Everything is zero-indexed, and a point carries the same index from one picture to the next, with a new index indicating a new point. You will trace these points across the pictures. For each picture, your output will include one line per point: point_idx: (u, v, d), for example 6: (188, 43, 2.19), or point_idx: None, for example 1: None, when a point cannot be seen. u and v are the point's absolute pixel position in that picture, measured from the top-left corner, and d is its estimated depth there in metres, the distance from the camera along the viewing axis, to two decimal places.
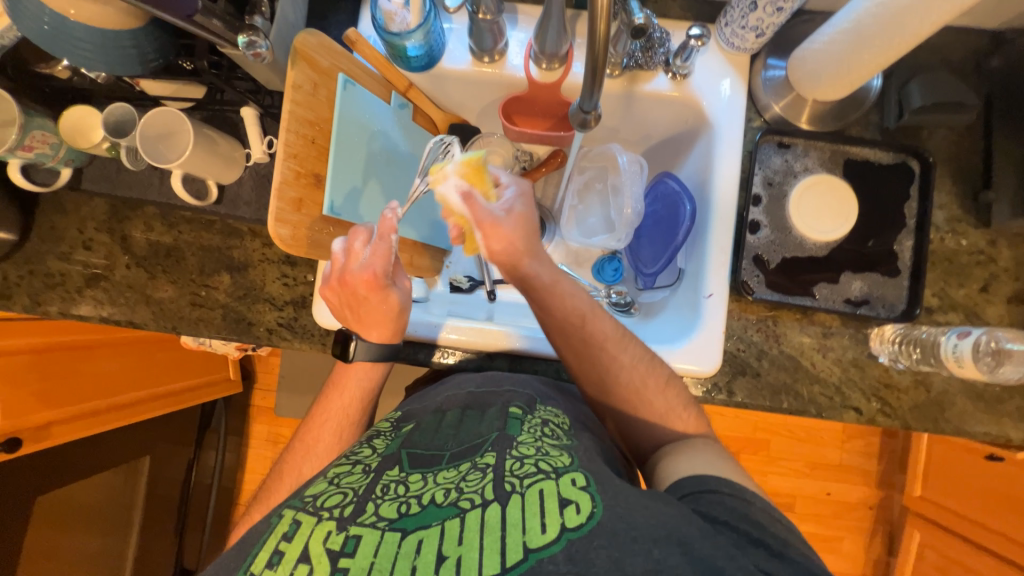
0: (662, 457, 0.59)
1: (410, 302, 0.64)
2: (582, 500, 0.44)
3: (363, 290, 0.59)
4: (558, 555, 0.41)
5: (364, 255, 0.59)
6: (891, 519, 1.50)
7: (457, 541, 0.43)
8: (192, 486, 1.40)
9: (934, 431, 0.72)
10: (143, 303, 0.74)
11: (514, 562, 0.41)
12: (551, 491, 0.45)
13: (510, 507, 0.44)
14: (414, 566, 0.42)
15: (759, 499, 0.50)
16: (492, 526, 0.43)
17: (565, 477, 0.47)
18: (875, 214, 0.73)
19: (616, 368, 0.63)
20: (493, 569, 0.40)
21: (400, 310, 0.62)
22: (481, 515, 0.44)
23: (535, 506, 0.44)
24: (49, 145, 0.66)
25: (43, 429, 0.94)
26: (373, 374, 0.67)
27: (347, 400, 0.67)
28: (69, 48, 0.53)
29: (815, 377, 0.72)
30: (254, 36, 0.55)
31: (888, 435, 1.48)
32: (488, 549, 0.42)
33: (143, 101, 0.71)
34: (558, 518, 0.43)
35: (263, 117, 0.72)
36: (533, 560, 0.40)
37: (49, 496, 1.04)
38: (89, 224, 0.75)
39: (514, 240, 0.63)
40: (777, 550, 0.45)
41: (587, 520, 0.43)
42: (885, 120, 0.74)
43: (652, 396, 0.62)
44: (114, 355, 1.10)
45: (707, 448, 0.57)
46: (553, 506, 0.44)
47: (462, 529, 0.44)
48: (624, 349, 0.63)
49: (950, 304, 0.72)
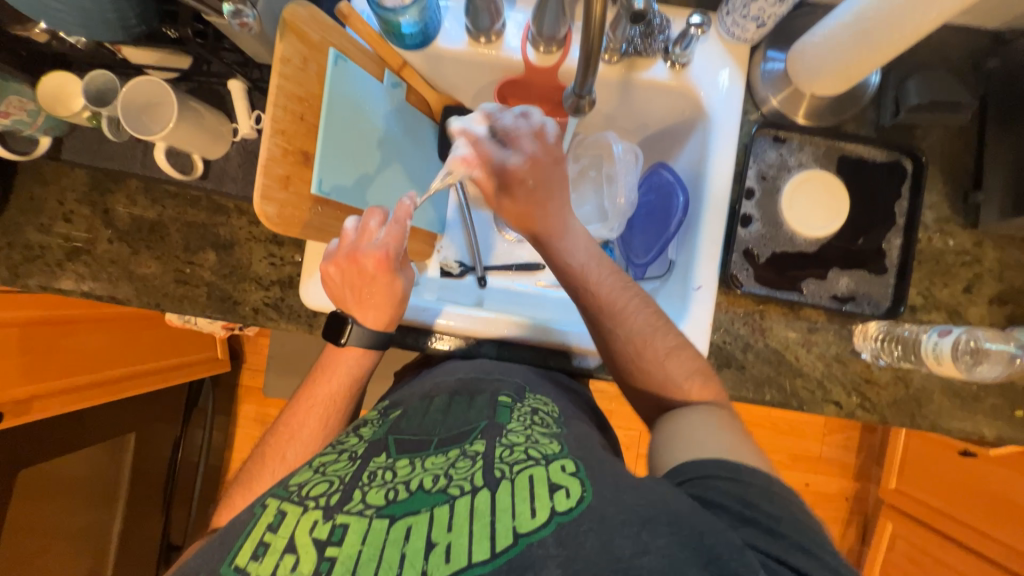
0: (664, 435, 0.57)
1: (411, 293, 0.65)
2: (571, 485, 0.45)
3: (372, 269, 0.60)
4: (548, 539, 0.41)
5: (377, 236, 0.60)
6: (866, 511, 1.54)
7: (447, 528, 0.43)
8: (178, 465, 1.40)
9: (911, 427, 0.73)
10: (125, 279, 0.73)
11: (503, 547, 0.41)
12: (541, 477, 0.46)
13: (499, 493, 0.44)
14: (403, 553, 0.42)
15: (756, 476, 0.48)
16: (481, 512, 0.43)
17: (554, 463, 0.47)
18: (865, 211, 0.73)
19: (632, 329, 0.62)
20: (484, 554, 0.41)
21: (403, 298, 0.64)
22: (470, 502, 0.44)
23: (525, 491, 0.44)
24: (26, 112, 0.65)
25: (23, 404, 0.93)
26: (362, 361, 0.65)
27: (336, 382, 0.66)
28: (44, 8, 0.51)
29: (798, 372, 0.73)
30: (240, 4, 0.53)
31: (867, 430, 1.52)
32: (478, 535, 0.42)
33: (126, 70, 0.69)
34: (548, 502, 0.43)
35: (251, 92, 0.70)
36: (522, 546, 0.41)
37: (32, 469, 1.02)
38: (70, 196, 0.73)
39: (539, 199, 0.65)
40: (769, 527, 0.44)
41: (576, 505, 0.43)
42: (881, 117, 0.74)
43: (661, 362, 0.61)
44: (97, 330, 1.08)
45: (703, 422, 0.55)
46: (543, 491, 0.44)
47: (451, 516, 0.44)
48: (641, 309, 0.63)
49: (933, 303, 0.73)
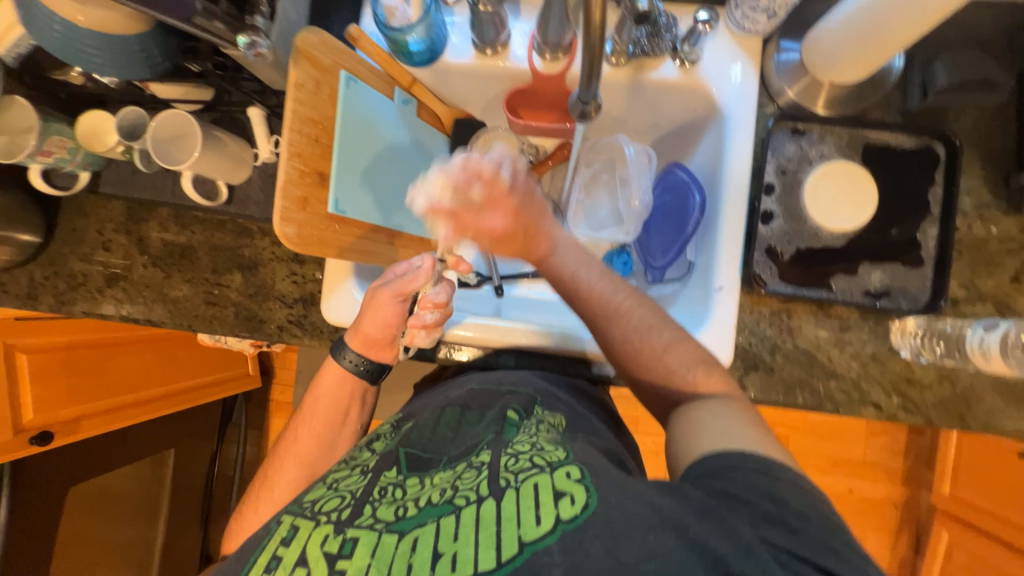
0: (676, 429, 0.54)
1: (378, 300, 0.64)
2: (577, 491, 0.43)
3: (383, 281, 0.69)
4: (552, 547, 0.40)
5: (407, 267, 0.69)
6: (916, 517, 1.45)
7: (453, 538, 0.42)
8: (215, 478, 1.45)
9: (960, 428, 0.69)
10: (160, 302, 0.77)
11: (508, 557, 0.40)
12: (546, 484, 0.44)
13: (505, 501, 0.43)
14: (410, 563, 0.41)
15: (787, 471, 0.46)
16: (486, 521, 0.42)
17: (560, 470, 0.46)
18: (897, 201, 0.69)
19: (613, 339, 0.61)
20: (489, 563, 0.40)
21: (371, 309, 0.65)
22: (476, 511, 0.44)
23: (529, 499, 0.43)
24: (67, 150, 0.68)
25: (72, 423, 1.00)
26: (342, 396, 0.68)
27: (313, 427, 0.67)
28: (79, 54, 0.55)
29: (831, 372, 0.70)
30: (255, 36, 0.56)
31: (914, 430, 1.43)
32: (483, 544, 0.41)
33: (155, 105, 0.73)
34: (553, 510, 0.42)
35: (269, 118, 0.73)
36: (527, 553, 0.40)
37: (79, 488, 1.11)
38: (108, 226, 0.77)
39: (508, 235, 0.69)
40: (793, 526, 0.42)
41: (581, 512, 0.41)
42: (908, 102, 0.70)
43: (656, 358, 0.59)
44: (141, 350, 1.15)
45: (722, 413, 0.52)
46: (548, 498, 0.43)
47: (457, 526, 0.43)
48: (615, 322, 0.60)
49: (977, 295, 0.69)
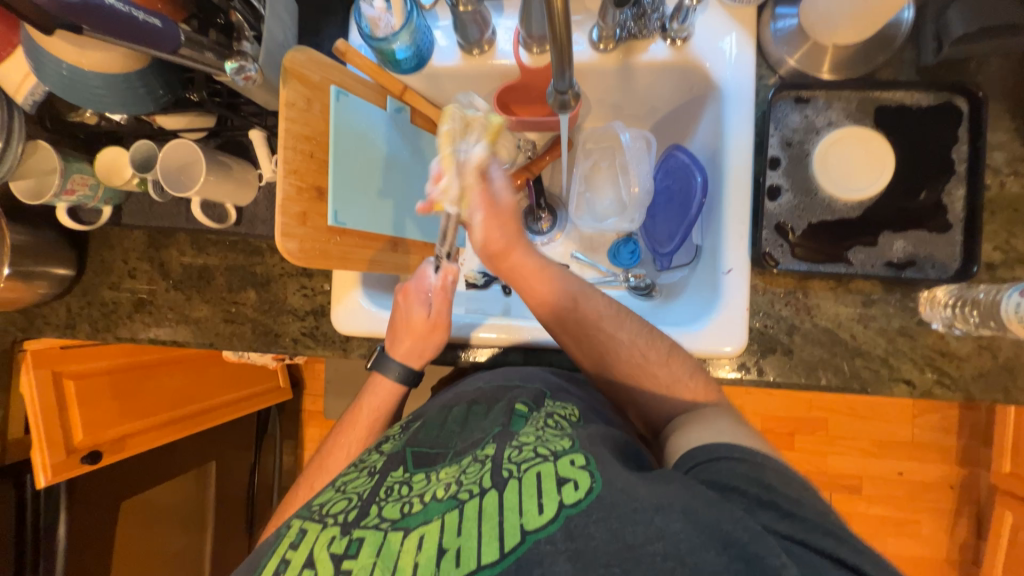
0: (672, 431, 0.55)
1: (436, 327, 0.68)
2: (580, 477, 0.43)
3: (404, 313, 0.68)
4: (556, 535, 0.39)
5: (415, 293, 0.69)
6: (978, 499, 1.35)
7: (456, 532, 0.42)
8: (256, 487, 1.52)
9: (1006, 402, 0.64)
10: (183, 323, 0.81)
11: (512, 546, 0.40)
12: (549, 472, 0.44)
13: (508, 492, 0.43)
14: (416, 559, 0.42)
15: (770, 460, 0.46)
16: (489, 513, 0.42)
17: (563, 458, 0.46)
18: (920, 162, 0.65)
19: (620, 342, 0.62)
20: (492, 555, 0.40)
21: (430, 338, 0.69)
22: (479, 504, 0.43)
23: (533, 488, 0.43)
24: (88, 186, 0.73)
25: (118, 442, 1.06)
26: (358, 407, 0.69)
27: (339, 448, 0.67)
28: (86, 94, 0.58)
29: (856, 351, 0.66)
30: (242, 61, 0.59)
31: (967, 406, 1.34)
32: (486, 536, 0.41)
33: (164, 137, 0.77)
34: (556, 497, 0.42)
35: (270, 138, 0.75)
36: (530, 542, 0.39)
37: (131, 501, 1.19)
38: (132, 255, 0.82)
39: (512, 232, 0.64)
40: (787, 511, 0.41)
41: (585, 496, 0.41)
42: (923, 56, 0.66)
43: (658, 363, 0.60)
44: (175, 371, 1.22)
45: (713, 417, 0.53)
46: (551, 486, 0.43)
47: (461, 520, 0.43)
48: (621, 325, 0.63)
49: (1017, 257, 0.64)
